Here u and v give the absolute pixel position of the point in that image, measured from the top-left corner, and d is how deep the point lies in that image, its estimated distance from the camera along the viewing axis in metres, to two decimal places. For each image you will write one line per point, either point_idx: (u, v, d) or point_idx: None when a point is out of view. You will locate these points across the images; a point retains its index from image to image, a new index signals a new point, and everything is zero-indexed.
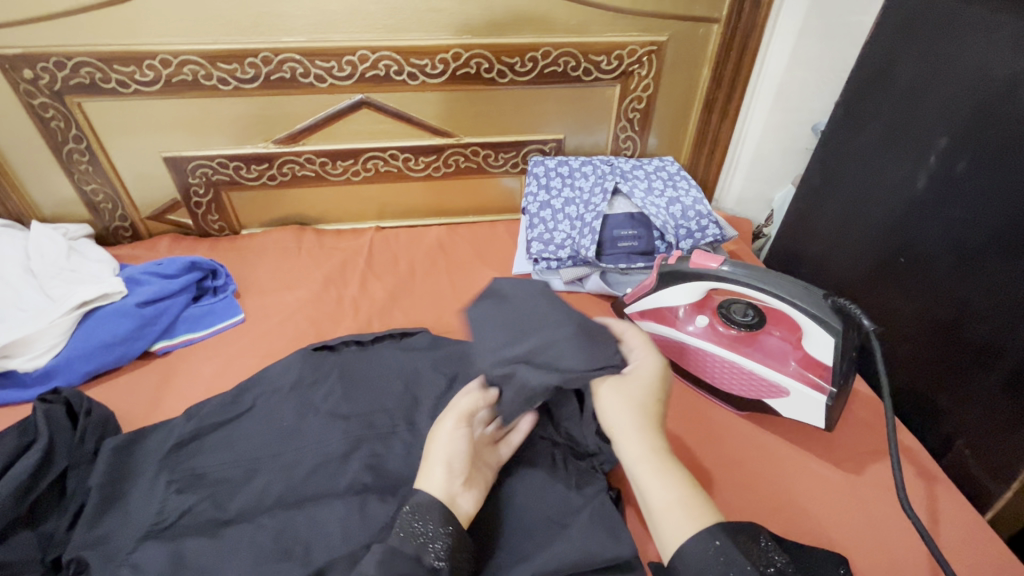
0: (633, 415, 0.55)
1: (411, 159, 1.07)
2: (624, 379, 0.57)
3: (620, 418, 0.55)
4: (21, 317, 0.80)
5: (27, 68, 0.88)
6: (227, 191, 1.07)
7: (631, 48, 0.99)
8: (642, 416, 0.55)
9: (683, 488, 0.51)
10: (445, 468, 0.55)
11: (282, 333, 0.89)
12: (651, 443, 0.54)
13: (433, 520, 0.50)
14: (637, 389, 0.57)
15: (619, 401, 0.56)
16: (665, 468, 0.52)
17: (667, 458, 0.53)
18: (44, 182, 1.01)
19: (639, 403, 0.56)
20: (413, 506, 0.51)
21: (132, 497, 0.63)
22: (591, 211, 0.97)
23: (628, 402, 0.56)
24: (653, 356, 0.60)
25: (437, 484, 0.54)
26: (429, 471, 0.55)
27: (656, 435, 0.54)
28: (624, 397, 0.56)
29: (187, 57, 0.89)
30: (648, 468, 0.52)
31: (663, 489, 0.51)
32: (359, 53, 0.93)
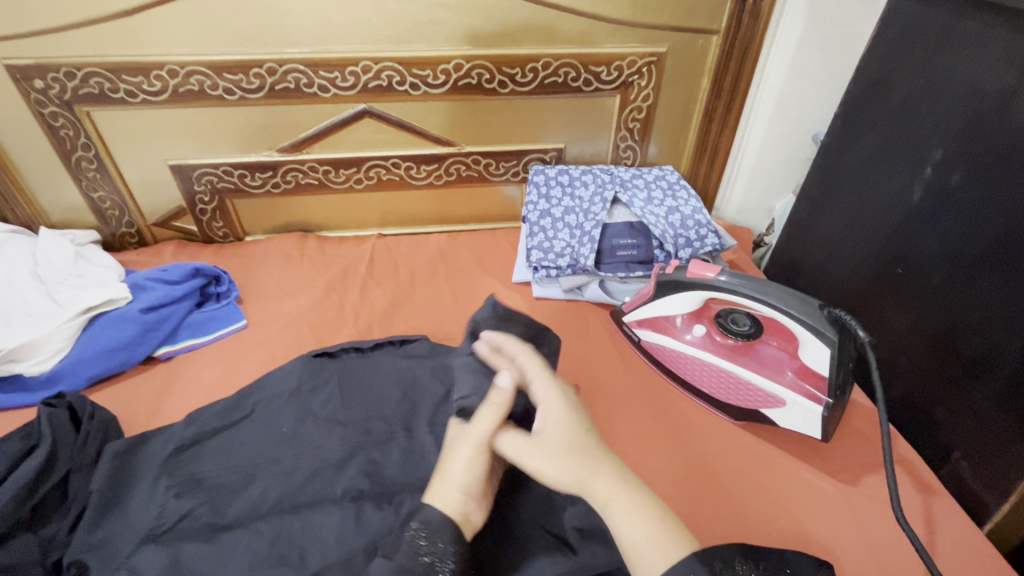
0: (577, 458, 0.55)
1: (413, 167, 1.09)
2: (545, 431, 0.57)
3: (569, 474, 0.54)
4: (28, 322, 0.81)
5: (38, 78, 0.90)
6: (232, 198, 1.08)
7: (631, 59, 1.00)
8: (585, 457, 0.55)
9: (652, 521, 0.52)
10: (459, 490, 0.54)
11: (283, 339, 0.90)
12: (607, 479, 0.54)
13: (442, 540, 0.50)
14: (558, 430, 0.57)
15: (554, 456, 0.55)
16: (631, 501, 0.53)
17: (634, 492, 0.54)
18: (53, 189, 1.03)
19: (572, 448, 0.56)
20: (421, 527, 0.51)
21: (131, 502, 0.64)
22: (590, 219, 0.98)
23: (566, 454, 0.55)
24: (556, 390, 0.61)
25: (451, 503, 0.53)
26: (443, 491, 0.54)
27: (609, 473, 0.55)
28: (558, 451, 0.55)
29: (194, 68, 0.91)
30: (617, 505, 0.53)
31: (634, 526, 0.51)
32: (363, 64, 0.94)
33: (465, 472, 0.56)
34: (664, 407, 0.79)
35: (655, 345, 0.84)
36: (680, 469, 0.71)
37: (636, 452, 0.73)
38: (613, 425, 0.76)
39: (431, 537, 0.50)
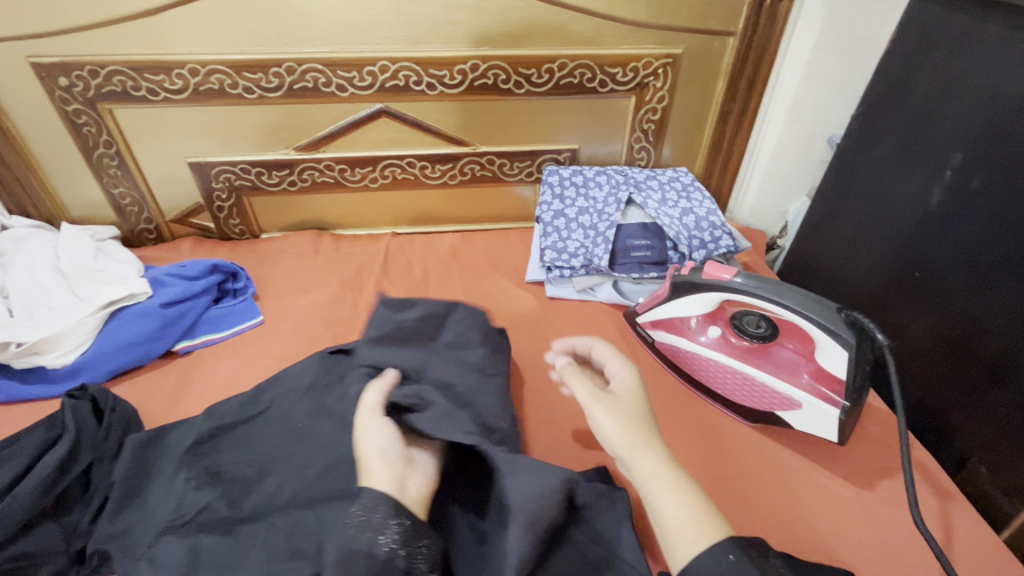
0: (640, 427, 0.57)
1: (428, 166, 1.09)
2: (615, 402, 0.59)
3: (626, 443, 0.55)
4: (50, 315, 0.83)
5: (62, 76, 0.91)
6: (248, 196, 1.10)
7: (647, 61, 1.00)
8: (645, 428, 0.57)
9: (694, 503, 0.51)
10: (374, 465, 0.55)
11: (298, 336, 0.90)
12: (656, 456, 0.54)
13: (385, 512, 0.51)
14: (632, 400, 0.59)
15: (616, 419, 0.57)
16: (682, 479, 0.53)
17: (681, 474, 0.53)
18: (74, 185, 1.05)
19: (637, 415, 0.58)
20: (360, 504, 0.51)
21: (152, 493, 0.65)
22: (604, 220, 0.98)
23: (629, 417, 0.57)
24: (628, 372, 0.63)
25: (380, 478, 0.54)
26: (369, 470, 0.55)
27: (660, 451, 0.55)
28: (625, 416, 0.57)
29: (215, 66, 0.92)
30: (661, 483, 0.52)
31: (674, 505, 0.51)
32: (380, 64, 0.95)
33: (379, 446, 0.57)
34: (678, 408, 0.79)
35: (669, 347, 0.84)
36: (693, 470, 0.71)
37: None
38: None
39: (368, 513, 0.51)
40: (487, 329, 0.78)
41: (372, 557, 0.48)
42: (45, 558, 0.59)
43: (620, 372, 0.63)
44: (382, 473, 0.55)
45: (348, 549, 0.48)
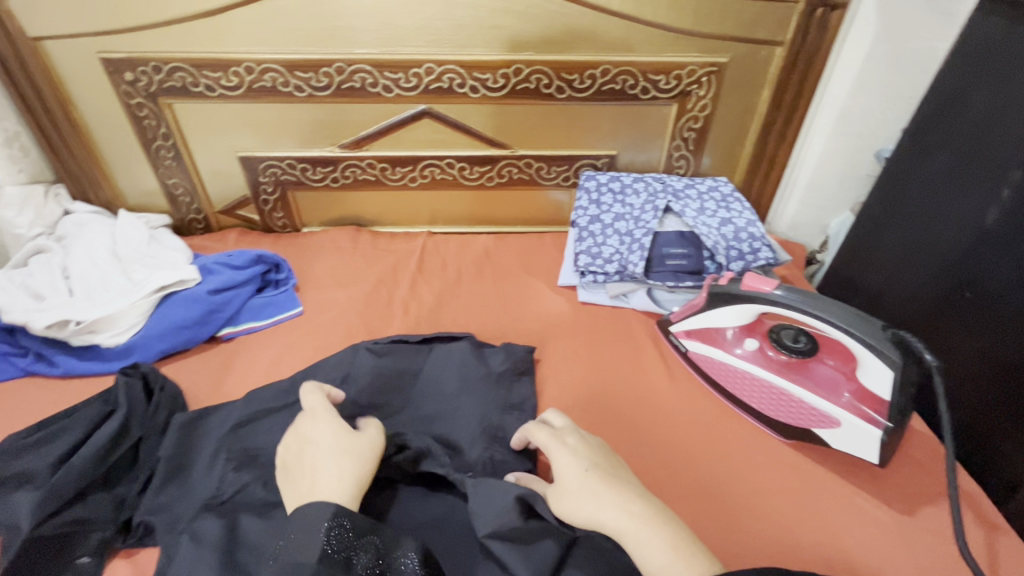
0: (586, 500, 0.56)
1: (467, 168, 1.11)
2: (555, 485, 0.59)
3: (584, 514, 0.55)
4: (107, 296, 0.88)
5: (128, 71, 0.97)
6: (293, 190, 1.13)
7: (691, 69, 1.00)
8: (591, 497, 0.56)
9: (671, 547, 0.52)
10: (317, 478, 0.58)
11: (335, 328, 0.93)
12: (615, 512, 0.55)
13: (355, 528, 0.54)
14: (569, 475, 0.58)
15: (565, 500, 0.57)
16: (647, 531, 0.53)
17: (647, 522, 0.54)
18: (132, 175, 1.10)
19: (581, 486, 0.57)
20: (324, 524, 0.53)
21: (193, 471, 0.68)
22: (641, 227, 0.98)
23: (573, 496, 0.57)
24: (562, 441, 0.62)
25: (330, 490, 0.57)
26: (316, 481, 0.57)
27: (617, 506, 0.55)
28: (566, 499, 0.57)
29: (269, 65, 0.96)
30: (630, 538, 0.53)
31: (651, 557, 0.52)
32: (426, 66, 0.97)
33: (325, 454, 0.60)
34: (709, 420, 0.78)
35: (703, 358, 0.84)
36: (726, 485, 0.70)
37: (679, 464, 0.73)
38: (655, 436, 0.76)
39: (332, 535, 0.53)
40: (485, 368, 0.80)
41: (350, 574, 0.51)
42: (96, 525, 0.61)
43: (551, 448, 0.62)
44: (332, 475, 0.58)
45: (323, 569, 0.51)
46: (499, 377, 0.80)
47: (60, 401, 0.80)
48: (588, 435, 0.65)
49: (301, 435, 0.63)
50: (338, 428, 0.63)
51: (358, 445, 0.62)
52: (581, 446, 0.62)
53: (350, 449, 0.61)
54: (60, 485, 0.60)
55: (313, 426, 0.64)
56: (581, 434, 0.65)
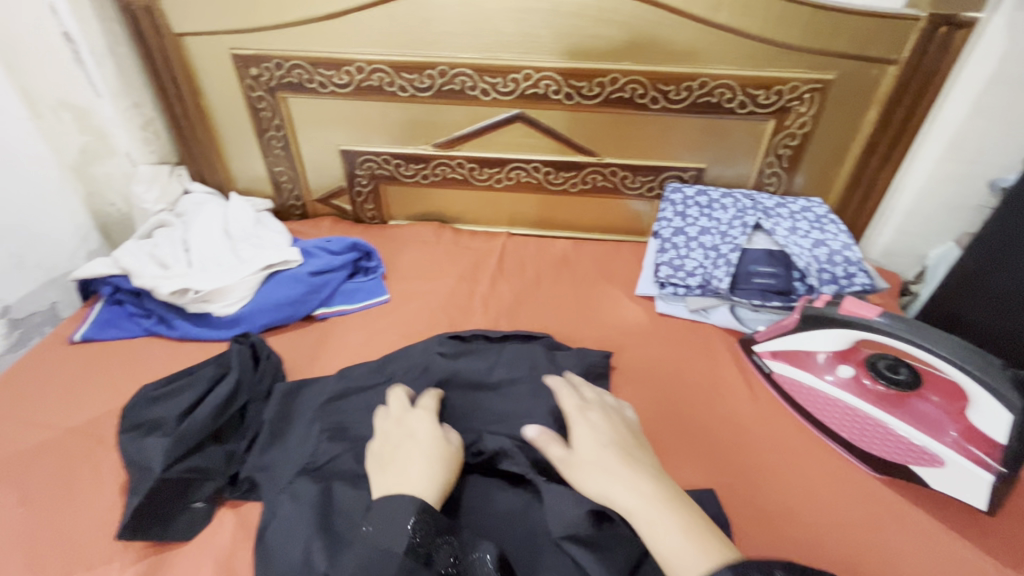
0: (597, 472, 0.60)
1: (552, 172, 1.13)
2: (568, 458, 0.63)
3: (592, 485, 0.59)
4: (220, 271, 0.96)
5: (254, 67, 1.05)
6: (385, 184, 1.19)
7: (793, 84, 0.97)
8: (601, 469, 0.60)
9: (683, 530, 0.53)
10: (408, 471, 0.61)
11: (420, 317, 0.97)
12: (625, 488, 0.57)
13: (433, 526, 0.55)
14: (586, 446, 0.63)
15: (579, 470, 0.61)
16: (659, 509, 0.55)
17: (656, 500, 0.56)
18: (244, 161, 1.20)
19: (595, 458, 0.61)
20: (410, 518, 0.55)
21: (291, 436, 0.73)
22: (728, 242, 0.96)
23: (586, 468, 0.61)
24: (585, 416, 0.68)
25: (420, 487, 0.59)
26: (408, 478, 0.60)
27: (628, 480, 0.58)
28: (579, 470, 0.61)
29: (378, 66, 1.02)
30: (638, 513, 0.55)
31: (665, 534, 0.53)
32: (525, 72, 1.00)
33: (418, 451, 0.63)
34: (792, 445, 0.76)
35: (791, 380, 0.81)
36: (809, 515, 0.68)
37: (760, 487, 0.71)
38: (736, 455, 0.75)
39: (417, 529, 0.55)
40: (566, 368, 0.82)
41: (431, 571, 0.53)
42: (212, 474, 0.68)
43: (575, 420, 0.67)
44: (423, 476, 0.61)
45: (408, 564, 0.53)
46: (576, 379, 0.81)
47: (176, 361, 0.89)
48: (613, 416, 0.69)
49: (395, 429, 0.68)
50: (433, 430, 0.67)
51: (451, 453, 0.65)
52: (602, 424, 0.67)
53: (443, 453, 0.64)
54: (186, 435, 0.67)
55: (409, 423, 0.68)
56: (604, 412, 0.69)
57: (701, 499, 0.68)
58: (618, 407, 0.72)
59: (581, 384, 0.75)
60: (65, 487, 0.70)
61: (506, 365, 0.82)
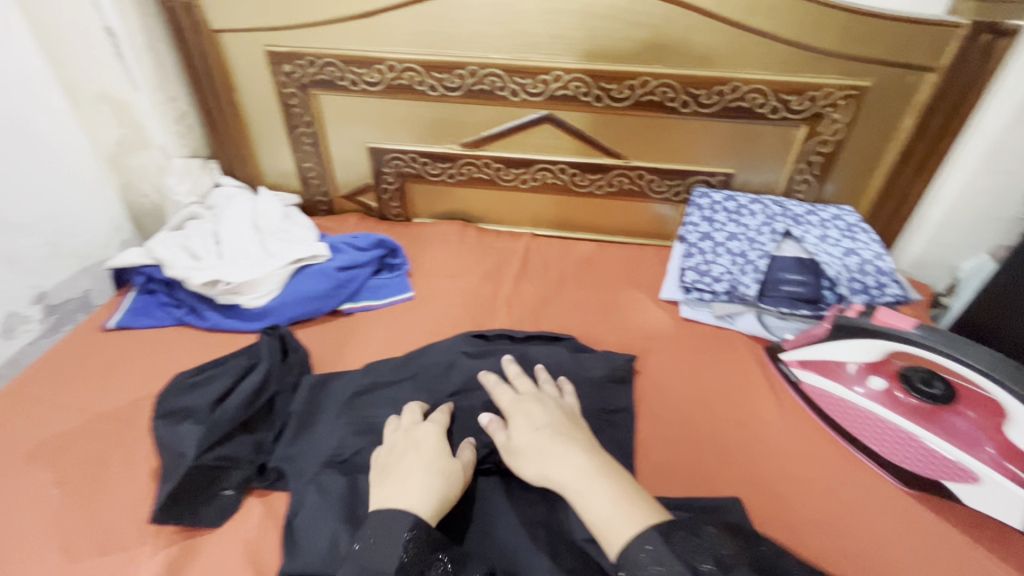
0: (536, 456, 0.63)
1: (578, 174, 1.13)
2: (508, 447, 0.66)
3: (530, 469, 0.62)
4: (249, 264, 0.98)
5: (287, 64, 1.07)
6: (411, 182, 1.20)
7: (828, 91, 0.95)
8: (539, 451, 0.63)
9: (612, 500, 0.56)
10: (405, 484, 0.60)
11: (444, 315, 0.98)
12: (561, 468, 0.60)
13: (428, 543, 0.55)
14: (522, 434, 0.66)
15: (520, 457, 0.64)
16: (590, 483, 0.58)
17: (586, 474, 0.59)
18: (274, 157, 1.22)
19: (534, 443, 0.64)
20: (404, 535, 0.54)
21: (317, 429, 0.74)
22: (756, 249, 0.95)
23: (525, 455, 0.64)
24: (521, 404, 0.70)
25: (417, 502, 0.58)
26: (406, 490, 0.59)
27: (565, 461, 0.61)
28: (519, 459, 0.64)
29: (409, 65, 1.03)
30: (572, 490, 0.59)
31: (597, 506, 0.56)
32: (555, 73, 1.00)
33: (420, 464, 0.62)
34: (818, 456, 0.75)
35: (820, 391, 0.80)
36: (835, 529, 0.67)
37: (786, 498, 0.70)
38: (761, 464, 0.74)
39: (410, 546, 0.54)
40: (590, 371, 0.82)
41: None
42: (240, 463, 0.69)
43: (513, 411, 0.69)
44: (421, 490, 0.59)
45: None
46: (600, 383, 0.81)
47: (206, 350, 0.91)
48: (549, 400, 0.71)
49: (400, 442, 0.67)
50: (440, 445, 0.66)
51: (455, 468, 0.63)
52: (534, 410, 0.69)
53: (444, 467, 0.63)
54: (218, 422, 0.69)
55: (414, 435, 0.67)
56: (541, 397, 0.71)
57: (726, 507, 0.67)
58: (556, 394, 0.73)
59: (517, 373, 0.76)
60: (99, 470, 0.72)
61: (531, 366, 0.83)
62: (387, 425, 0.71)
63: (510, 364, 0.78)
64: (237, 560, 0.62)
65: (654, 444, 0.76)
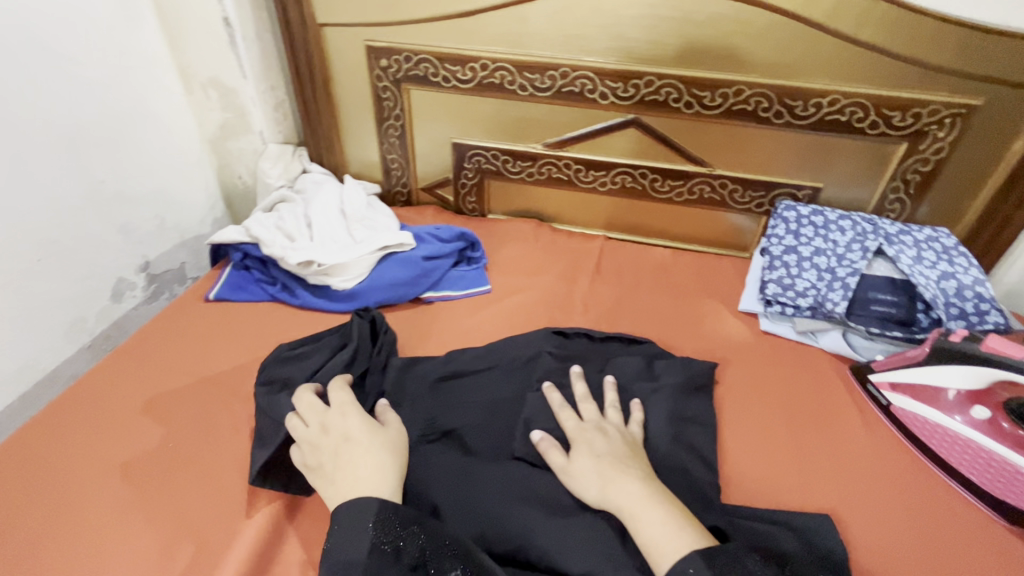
0: (595, 478, 0.63)
1: (659, 180, 1.13)
2: (565, 471, 0.66)
3: (589, 492, 0.63)
4: (339, 247, 1.02)
5: (384, 59, 1.11)
6: (490, 178, 1.23)
7: (934, 108, 0.92)
8: (598, 475, 0.63)
9: (664, 522, 0.57)
10: (358, 473, 0.62)
11: (521, 310, 1.00)
12: (621, 492, 0.61)
13: (394, 515, 0.58)
14: (583, 459, 0.66)
15: (580, 481, 0.64)
16: (643, 509, 0.59)
17: (646, 500, 0.60)
18: (360, 147, 1.27)
19: (594, 468, 0.64)
20: (372, 517, 0.57)
21: (407, 410, 0.77)
22: (846, 266, 0.93)
23: (585, 476, 0.64)
24: (584, 433, 0.69)
25: (379, 483, 0.61)
26: (361, 479, 0.61)
27: (629, 486, 0.61)
28: (578, 480, 0.64)
29: (502, 64, 1.06)
30: (628, 513, 0.59)
31: (654, 525, 0.57)
32: (647, 78, 1.01)
33: (363, 449, 0.64)
34: (912, 482, 0.73)
35: (913, 415, 0.78)
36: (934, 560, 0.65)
37: (876, 521, 0.68)
38: (848, 485, 0.73)
39: (378, 529, 0.57)
40: (673, 377, 0.82)
41: (399, 564, 0.55)
42: None
43: (577, 434, 0.69)
44: (376, 471, 0.62)
45: (375, 562, 0.55)
46: (682, 389, 0.81)
47: (297, 327, 0.96)
48: (611, 429, 0.70)
49: (325, 433, 0.66)
50: (365, 423, 0.68)
51: (393, 439, 0.68)
52: (588, 434, 0.69)
53: (387, 442, 0.67)
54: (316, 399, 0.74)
55: (335, 425, 0.67)
56: (603, 424, 0.71)
57: (816, 525, 0.66)
58: (617, 419, 0.73)
59: (583, 395, 0.75)
60: (205, 430, 0.77)
61: (612, 367, 0.83)
62: (291, 426, 0.68)
63: (578, 382, 0.78)
64: None
65: (738, 455, 0.76)
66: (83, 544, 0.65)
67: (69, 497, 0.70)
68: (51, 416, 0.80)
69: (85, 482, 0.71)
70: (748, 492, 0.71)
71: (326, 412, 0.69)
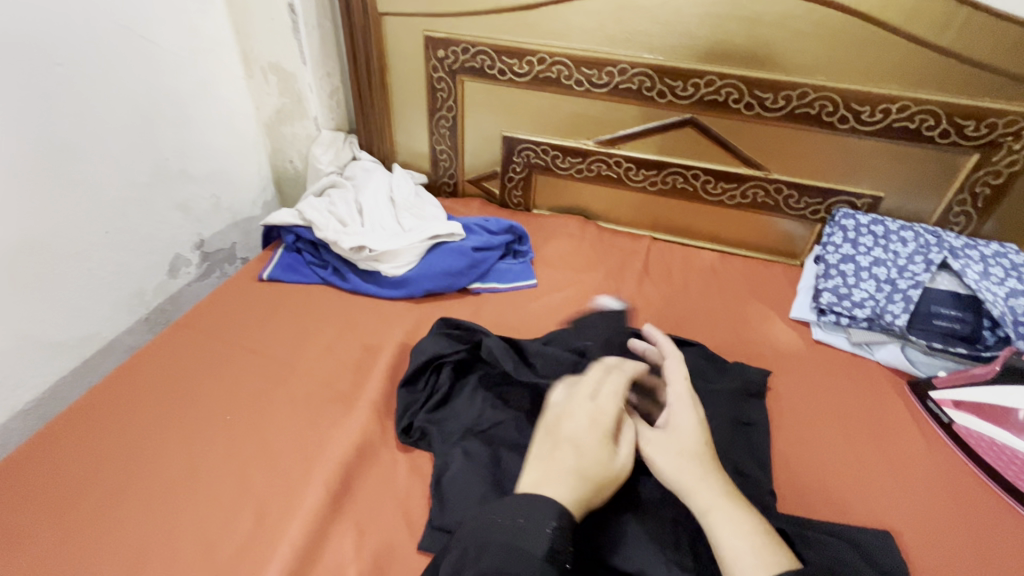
0: (690, 463, 0.58)
1: (711, 181, 1.11)
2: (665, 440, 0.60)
3: (682, 475, 0.57)
4: (389, 235, 1.03)
5: (441, 49, 1.12)
6: (538, 173, 1.23)
7: (1011, 118, 0.89)
8: (697, 470, 0.57)
9: (754, 534, 0.53)
10: (560, 484, 0.53)
11: (568, 306, 0.99)
12: (712, 490, 0.56)
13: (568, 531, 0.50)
14: (683, 439, 0.60)
15: (672, 462, 0.58)
16: (731, 517, 0.54)
17: (733, 506, 0.55)
18: (410, 137, 1.28)
19: (690, 454, 0.59)
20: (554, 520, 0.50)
21: (457, 400, 0.77)
22: (907, 278, 0.90)
23: (679, 458, 0.58)
24: (685, 412, 0.63)
25: (566, 494, 0.52)
26: (555, 482, 0.53)
27: (717, 485, 0.57)
28: (675, 460, 0.58)
29: (560, 59, 1.05)
30: (717, 514, 0.54)
31: (736, 534, 0.52)
32: (708, 78, 0.99)
33: (578, 463, 0.55)
34: (976, 504, 0.71)
35: (975, 432, 0.76)
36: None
37: (939, 542, 0.66)
38: (907, 503, 0.70)
39: (556, 537, 0.49)
40: (725, 381, 0.81)
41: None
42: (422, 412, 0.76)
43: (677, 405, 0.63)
44: (574, 484, 0.53)
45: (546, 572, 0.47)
46: (736, 394, 0.79)
47: (346, 310, 0.98)
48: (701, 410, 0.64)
49: (568, 418, 0.59)
50: (608, 435, 0.57)
51: (615, 465, 0.56)
52: (688, 417, 0.62)
53: (602, 472, 0.55)
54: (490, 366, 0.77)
55: (582, 418, 0.59)
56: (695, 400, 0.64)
57: (876, 541, 0.64)
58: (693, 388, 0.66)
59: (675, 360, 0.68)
60: (262, 407, 0.79)
61: None
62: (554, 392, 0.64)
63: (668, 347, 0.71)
64: (392, 510, 0.68)
65: (792, 465, 0.74)
66: (150, 502, 0.67)
67: (136, 458, 0.72)
68: (117, 381, 0.82)
69: (147, 447, 0.73)
70: (803, 504, 0.69)
71: (577, 395, 0.61)
